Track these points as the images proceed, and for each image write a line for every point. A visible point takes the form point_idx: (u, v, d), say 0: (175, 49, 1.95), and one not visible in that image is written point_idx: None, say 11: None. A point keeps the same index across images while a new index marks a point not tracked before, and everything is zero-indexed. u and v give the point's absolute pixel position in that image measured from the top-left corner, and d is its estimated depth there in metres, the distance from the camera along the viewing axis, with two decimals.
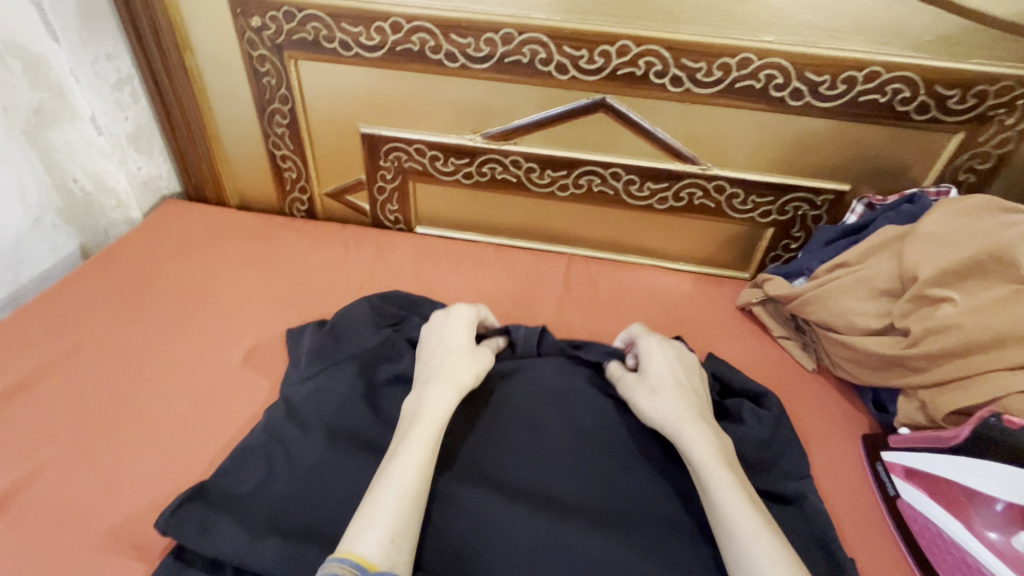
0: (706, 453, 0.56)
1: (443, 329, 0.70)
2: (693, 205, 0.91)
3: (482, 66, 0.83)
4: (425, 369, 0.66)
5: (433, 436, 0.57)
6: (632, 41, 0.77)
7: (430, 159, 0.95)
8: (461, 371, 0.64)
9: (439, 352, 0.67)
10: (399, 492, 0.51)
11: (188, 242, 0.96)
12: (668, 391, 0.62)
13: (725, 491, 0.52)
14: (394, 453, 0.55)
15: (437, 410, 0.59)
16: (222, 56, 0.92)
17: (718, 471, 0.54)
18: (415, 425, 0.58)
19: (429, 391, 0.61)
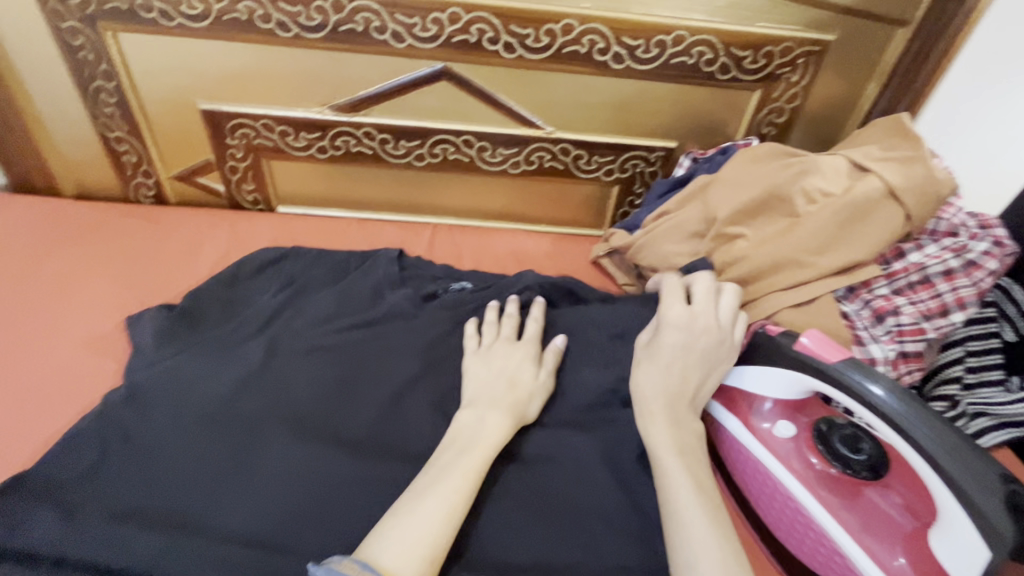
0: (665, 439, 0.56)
1: (506, 358, 0.70)
2: (544, 168, 0.96)
3: (317, 36, 0.82)
4: (480, 391, 0.66)
5: (482, 462, 0.58)
6: (461, 8, 0.79)
7: (280, 134, 0.93)
8: (523, 406, 0.65)
9: (497, 378, 0.67)
10: (447, 509, 0.52)
11: (11, 236, 0.88)
12: (659, 365, 0.59)
13: (676, 476, 0.54)
14: (434, 474, 0.56)
15: (494, 440, 0.60)
16: (27, 29, 0.83)
17: (674, 458, 0.55)
18: (469, 449, 0.59)
19: (489, 417, 0.62)
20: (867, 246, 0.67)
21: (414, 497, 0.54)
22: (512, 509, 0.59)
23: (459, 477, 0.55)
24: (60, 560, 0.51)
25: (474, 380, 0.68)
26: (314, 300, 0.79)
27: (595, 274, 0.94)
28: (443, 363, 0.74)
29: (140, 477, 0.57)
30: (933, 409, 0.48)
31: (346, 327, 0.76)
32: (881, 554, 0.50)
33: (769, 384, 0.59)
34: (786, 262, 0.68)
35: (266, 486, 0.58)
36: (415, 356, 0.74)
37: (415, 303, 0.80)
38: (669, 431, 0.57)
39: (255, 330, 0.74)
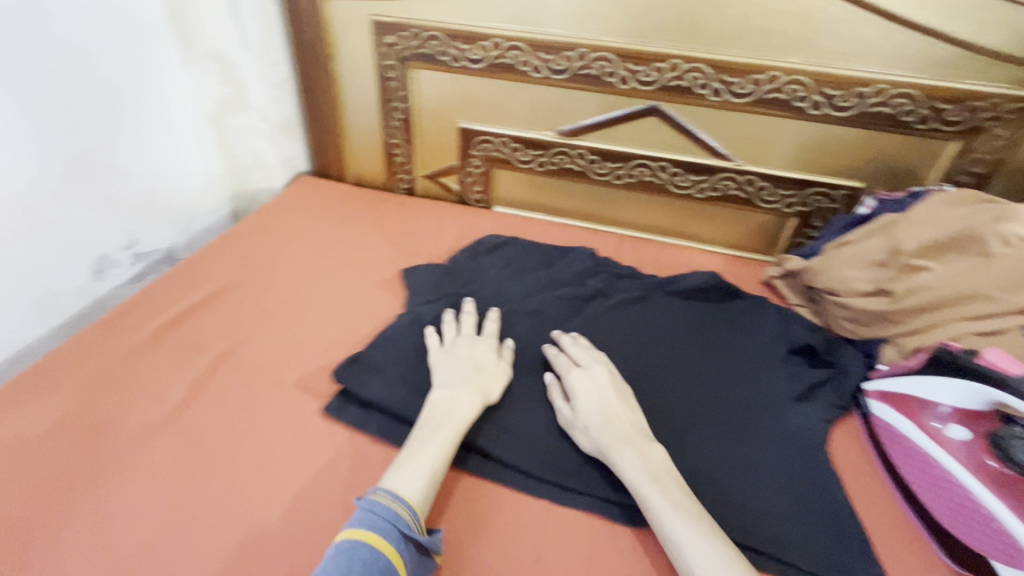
0: (636, 471, 0.66)
1: (466, 346, 0.81)
2: (727, 195, 1.09)
3: (561, 77, 1.06)
4: (445, 371, 0.77)
5: (454, 435, 0.69)
6: (682, 59, 0.97)
7: (512, 150, 1.18)
8: (489, 387, 0.77)
9: (465, 362, 0.79)
10: (426, 477, 0.64)
11: (322, 208, 1.25)
12: (597, 423, 0.71)
13: (656, 502, 0.63)
14: (413, 448, 0.67)
15: (464, 416, 0.71)
16: (360, 64, 1.19)
17: (649, 488, 0.64)
18: (442, 423, 0.70)
19: (460, 394, 0.74)
20: None
21: (409, 454, 0.66)
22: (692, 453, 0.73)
23: (432, 448, 0.67)
24: (381, 411, 0.77)
25: (444, 367, 0.78)
26: (528, 277, 1.02)
27: (764, 292, 1.04)
28: (639, 338, 0.90)
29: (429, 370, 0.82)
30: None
31: (559, 300, 0.96)
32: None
33: (950, 393, 0.68)
34: (973, 295, 0.75)
35: (508, 398, 0.79)
36: (611, 328, 0.91)
37: (610, 292, 0.98)
38: (639, 463, 0.66)
39: (491, 293, 0.97)
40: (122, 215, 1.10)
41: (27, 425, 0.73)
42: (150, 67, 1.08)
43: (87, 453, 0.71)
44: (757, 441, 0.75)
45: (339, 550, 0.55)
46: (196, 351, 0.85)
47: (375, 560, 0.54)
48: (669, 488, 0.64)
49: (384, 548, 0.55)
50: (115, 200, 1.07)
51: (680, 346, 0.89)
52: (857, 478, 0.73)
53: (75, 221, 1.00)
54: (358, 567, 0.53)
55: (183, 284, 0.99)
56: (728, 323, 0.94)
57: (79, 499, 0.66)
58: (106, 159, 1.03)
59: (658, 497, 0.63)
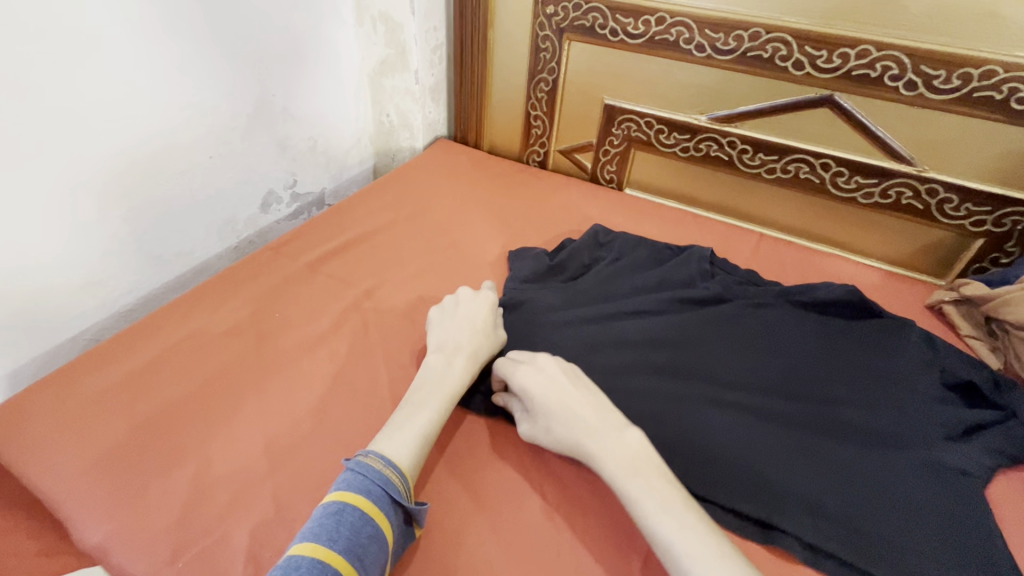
0: (609, 470, 0.60)
1: (467, 307, 0.80)
2: (899, 204, 0.98)
3: (726, 57, 0.99)
4: (446, 338, 0.76)
5: (444, 400, 0.68)
6: (874, 46, 0.87)
7: (656, 131, 1.14)
8: (479, 351, 0.75)
9: (458, 325, 0.77)
10: (418, 441, 0.63)
11: (458, 171, 1.30)
12: (561, 424, 0.65)
13: (639, 497, 0.58)
14: (408, 413, 0.66)
15: (454, 384, 0.70)
16: (516, 33, 1.21)
17: (631, 486, 0.58)
18: (435, 388, 0.69)
19: (455, 362, 0.72)
20: None
21: (395, 424, 0.65)
22: (826, 473, 0.67)
23: (426, 413, 0.66)
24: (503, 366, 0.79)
25: (440, 330, 0.77)
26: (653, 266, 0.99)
27: (930, 317, 0.92)
28: (769, 343, 0.84)
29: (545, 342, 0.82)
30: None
31: (690, 291, 0.92)
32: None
33: None
34: None
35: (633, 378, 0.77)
36: (741, 327, 0.86)
37: (747, 291, 0.93)
38: (607, 459, 0.61)
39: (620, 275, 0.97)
40: (289, 156, 1.21)
41: (207, 322, 0.83)
42: (330, 25, 1.19)
43: (252, 355, 0.78)
44: (897, 470, 0.67)
45: (328, 512, 0.55)
46: (345, 285, 0.93)
47: (363, 524, 0.54)
48: (656, 486, 0.58)
49: (370, 511, 0.55)
50: (284, 143, 1.19)
51: (815, 359, 0.81)
52: None
53: (254, 157, 1.13)
54: (346, 531, 0.53)
55: (335, 224, 1.08)
56: (879, 345, 0.83)
57: (245, 393, 0.73)
58: (283, 104, 1.15)
59: (642, 492, 0.58)
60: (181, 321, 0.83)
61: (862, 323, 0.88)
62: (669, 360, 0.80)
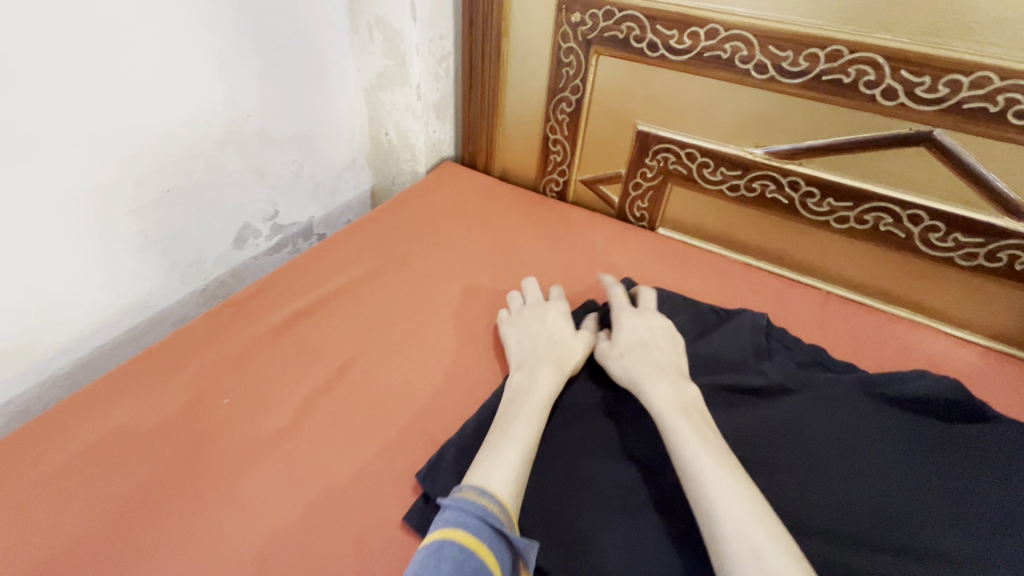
0: (665, 402, 0.61)
1: (544, 319, 0.77)
2: (1012, 270, 0.78)
3: (793, 81, 0.80)
4: (528, 352, 0.72)
5: (541, 413, 0.63)
6: (997, 73, 0.68)
7: (698, 165, 0.95)
8: (566, 358, 0.71)
9: (539, 337, 0.74)
10: (522, 452, 0.57)
11: (464, 202, 1.12)
12: (636, 356, 0.69)
13: (681, 430, 0.57)
14: (504, 427, 0.61)
15: (548, 393, 0.65)
16: (534, 43, 1.03)
17: (677, 420, 0.59)
18: (527, 402, 0.64)
19: (541, 372, 0.68)
20: None
21: (491, 445, 0.58)
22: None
23: (528, 428, 0.60)
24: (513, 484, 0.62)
25: (518, 346, 0.74)
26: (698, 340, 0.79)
27: None
28: (855, 463, 0.64)
29: (560, 457, 0.63)
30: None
31: (745, 377, 0.74)
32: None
33: None
34: None
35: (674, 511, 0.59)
36: (817, 437, 0.67)
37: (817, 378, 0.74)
38: (667, 396, 0.62)
39: None
40: (269, 185, 1.06)
41: (141, 415, 0.68)
42: (318, 32, 1.02)
43: (190, 465, 0.63)
44: None
45: (427, 551, 0.47)
46: (316, 356, 0.76)
47: (467, 558, 0.46)
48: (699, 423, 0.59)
49: (473, 546, 0.47)
50: (264, 169, 1.03)
51: (923, 499, 0.61)
52: None
53: (225, 187, 0.97)
54: (448, 569, 0.45)
55: (313, 270, 0.92)
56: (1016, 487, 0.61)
57: (168, 528, 0.58)
58: (260, 126, 0.99)
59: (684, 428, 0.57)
60: (112, 410, 0.68)
61: (975, 438, 0.66)
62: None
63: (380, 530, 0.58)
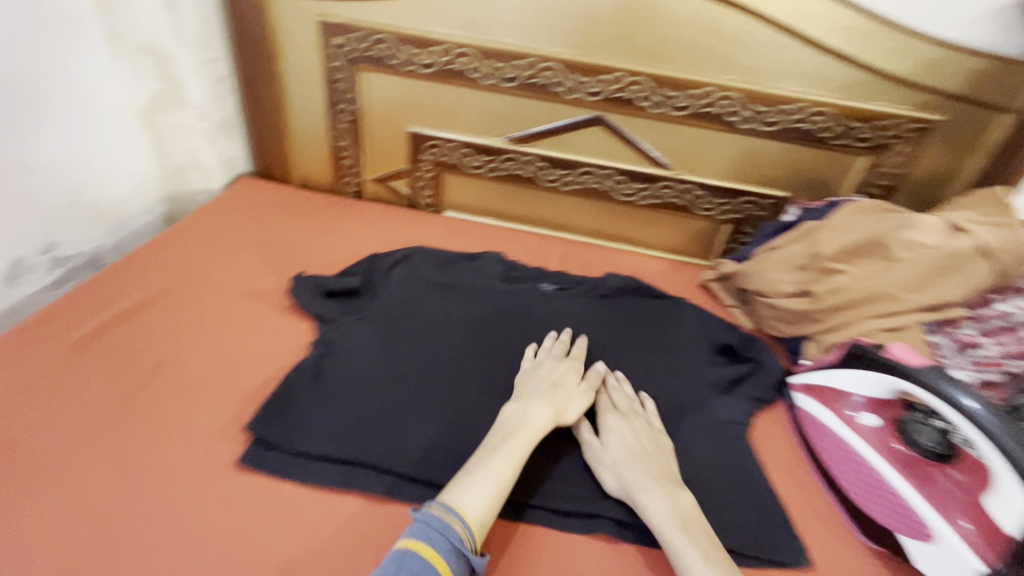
0: (660, 518, 0.64)
1: (549, 370, 0.82)
2: (668, 203, 1.16)
3: (509, 85, 1.08)
4: (531, 388, 0.78)
5: (524, 446, 0.70)
6: (624, 73, 1.02)
7: (462, 155, 1.19)
8: (564, 405, 0.76)
9: (545, 381, 0.80)
10: (496, 484, 0.65)
11: (266, 211, 1.20)
12: (631, 462, 0.71)
13: (683, 552, 0.62)
14: (474, 463, 0.67)
15: (536, 427, 0.72)
16: (304, 61, 1.16)
17: (676, 539, 0.63)
18: (514, 432, 0.71)
19: (533, 406, 0.74)
20: (956, 291, 0.80)
21: (467, 470, 0.66)
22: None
23: (506, 456, 0.68)
24: (323, 409, 0.76)
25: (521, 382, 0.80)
26: (476, 283, 1.01)
27: (702, 294, 1.10)
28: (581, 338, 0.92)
29: (357, 381, 0.80)
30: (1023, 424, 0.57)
31: (502, 297, 0.98)
32: (993, 556, 0.56)
33: (859, 383, 0.71)
34: (879, 295, 0.84)
35: (453, 398, 0.80)
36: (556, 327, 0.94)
37: (556, 291, 1.02)
38: (665, 509, 0.65)
39: (440, 289, 0.98)
40: (40, 216, 1.01)
41: None
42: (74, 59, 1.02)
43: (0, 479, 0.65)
44: (685, 436, 0.78)
45: (391, 559, 0.56)
46: (128, 362, 0.81)
47: (411, 559, 0.56)
48: (695, 535, 0.63)
49: (430, 554, 0.56)
50: (31, 200, 0.99)
51: (620, 346, 0.92)
52: (789, 478, 0.75)
53: None
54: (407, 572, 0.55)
55: (110, 289, 0.93)
56: (674, 326, 0.97)
57: None
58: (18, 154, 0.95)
59: (656, 508, 0.66)
60: None
61: (643, 309, 1.00)
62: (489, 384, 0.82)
63: (217, 479, 0.68)
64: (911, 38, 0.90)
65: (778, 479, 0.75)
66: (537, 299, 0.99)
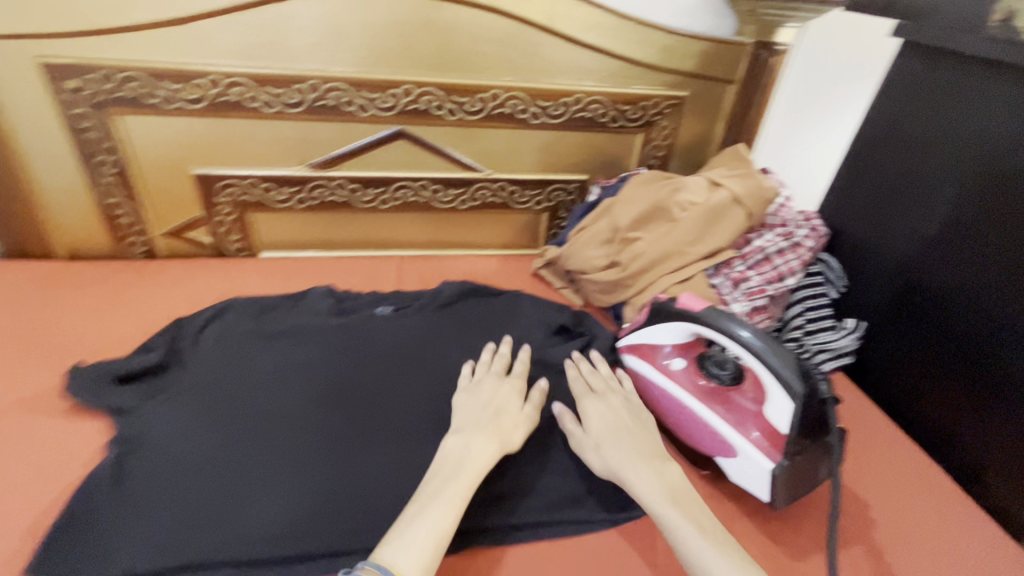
0: (652, 492, 0.64)
1: (488, 393, 0.78)
2: (487, 203, 1.19)
3: (296, 110, 1.02)
4: (468, 417, 0.74)
5: (465, 487, 0.64)
6: (412, 85, 1.03)
7: (264, 190, 1.10)
8: (506, 434, 0.73)
9: (484, 407, 0.76)
10: (436, 536, 0.58)
11: (24, 298, 0.99)
12: (609, 441, 0.71)
13: (678, 523, 0.61)
14: (422, 506, 0.62)
15: (479, 464, 0.67)
16: (34, 112, 0.97)
17: (669, 509, 0.62)
18: (454, 475, 0.65)
19: (475, 441, 0.70)
20: (721, 238, 0.96)
21: (402, 527, 0.59)
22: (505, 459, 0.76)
23: (444, 506, 0.61)
24: (128, 514, 0.65)
25: (461, 409, 0.76)
26: (304, 325, 0.94)
27: (535, 282, 1.16)
28: (424, 354, 0.91)
29: (170, 468, 0.70)
30: (784, 345, 0.67)
31: (335, 331, 0.93)
32: (779, 455, 0.66)
33: (669, 334, 0.79)
34: (669, 252, 0.96)
35: (292, 453, 0.73)
36: (401, 348, 0.91)
37: (393, 311, 1.00)
38: (652, 483, 0.65)
39: (264, 338, 0.90)
40: None
41: None
42: None
43: None
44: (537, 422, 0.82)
45: None
46: None
47: None
48: (687, 504, 0.63)
49: None
50: None
51: (465, 351, 0.92)
52: None
53: None
54: None
55: None
56: (513, 319, 1.00)
57: None
58: None
59: (644, 482, 0.65)
60: None
61: (482, 309, 1.02)
62: (332, 426, 0.77)
63: None
64: (648, 30, 1.04)
65: None
66: (374, 324, 0.96)
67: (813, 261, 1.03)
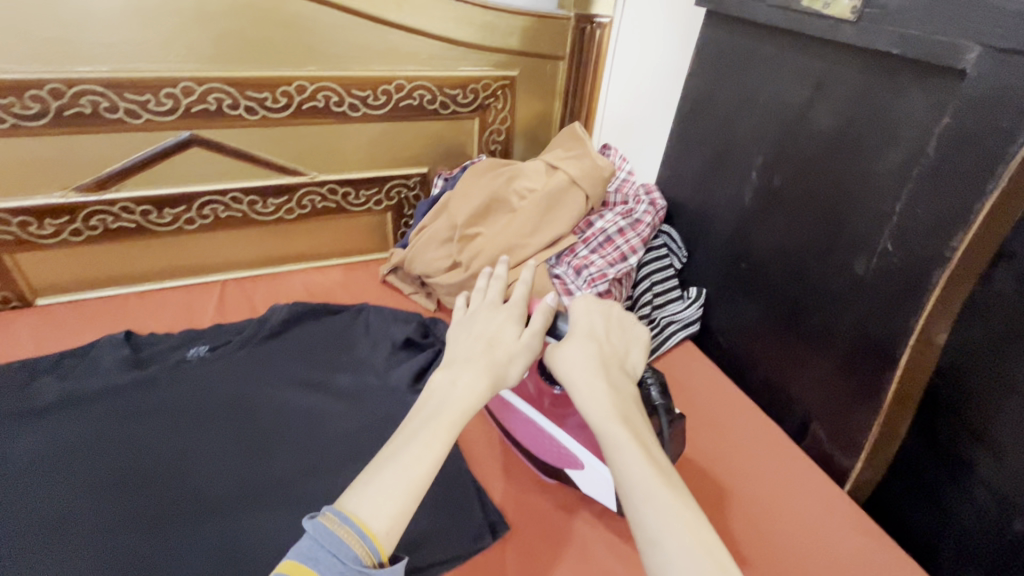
0: (603, 410, 0.58)
1: (491, 321, 0.68)
2: (318, 209, 1.06)
3: (40, 123, 0.82)
4: (459, 351, 0.64)
5: (451, 422, 0.55)
6: (192, 82, 0.87)
7: (20, 225, 0.88)
8: (501, 368, 0.62)
9: (476, 340, 0.64)
10: (408, 482, 0.50)
11: None
12: (578, 340, 0.65)
13: (625, 446, 0.55)
14: (400, 441, 0.54)
15: (467, 403, 0.57)
16: None
17: (616, 429, 0.56)
18: (437, 413, 0.56)
19: (460, 379, 0.59)
20: (561, 224, 0.92)
21: (374, 469, 0.51)
22: None
23: (421, 447, 0.52)
24: None
25: (451, 346, 0.66)
26: (86, 391, 0.77)
27: (384, 290, 1.07)
28: (244, 401, 0.79)
29: None
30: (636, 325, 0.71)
31: (129, 391, 0.78)
32: None
33: None
34: (510, 246, 0.91)
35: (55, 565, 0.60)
36: (213, 399, 0.79)
37: (208, 351, 0.85)
38: (602, 400, 0.59)
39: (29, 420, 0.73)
40: None
41: None
42: None
43: None
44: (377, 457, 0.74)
45: None
46: None
47: None
48: (637, 426, 0.58)
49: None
50: None
51: (296, 390, 0.81)
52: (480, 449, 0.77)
53: None
54: None
55: None
56: (352, 341, 0.91)
57: None
58: None
59: (593, 396, 0.59)
60: None
61: (317, 333, 0.91)
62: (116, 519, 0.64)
63: None
64: (463, 6, 0.97)
65: (470, 455, 0.76)
66: (181, 373, 0.81)
67: (656, 235, 1.04)
